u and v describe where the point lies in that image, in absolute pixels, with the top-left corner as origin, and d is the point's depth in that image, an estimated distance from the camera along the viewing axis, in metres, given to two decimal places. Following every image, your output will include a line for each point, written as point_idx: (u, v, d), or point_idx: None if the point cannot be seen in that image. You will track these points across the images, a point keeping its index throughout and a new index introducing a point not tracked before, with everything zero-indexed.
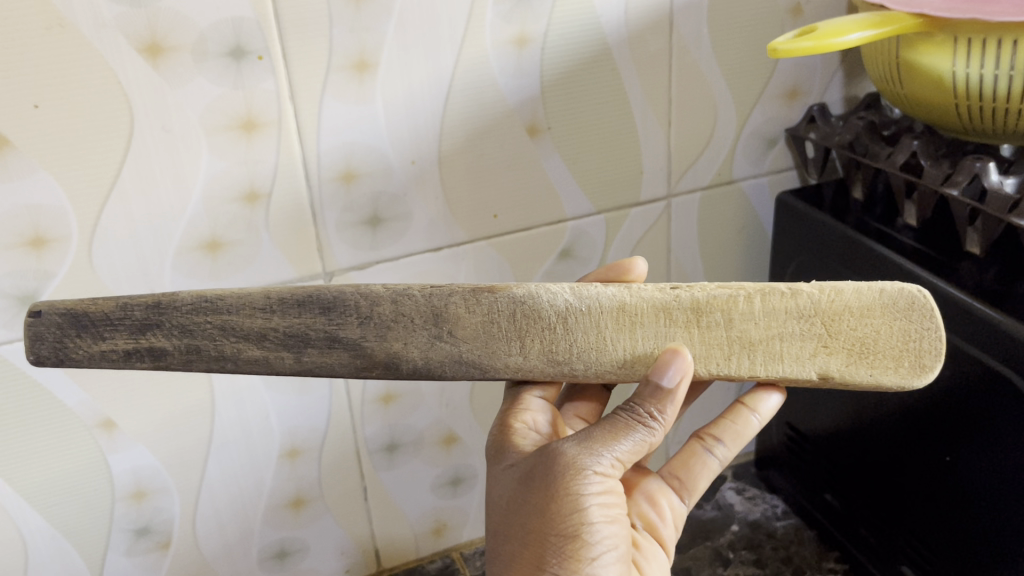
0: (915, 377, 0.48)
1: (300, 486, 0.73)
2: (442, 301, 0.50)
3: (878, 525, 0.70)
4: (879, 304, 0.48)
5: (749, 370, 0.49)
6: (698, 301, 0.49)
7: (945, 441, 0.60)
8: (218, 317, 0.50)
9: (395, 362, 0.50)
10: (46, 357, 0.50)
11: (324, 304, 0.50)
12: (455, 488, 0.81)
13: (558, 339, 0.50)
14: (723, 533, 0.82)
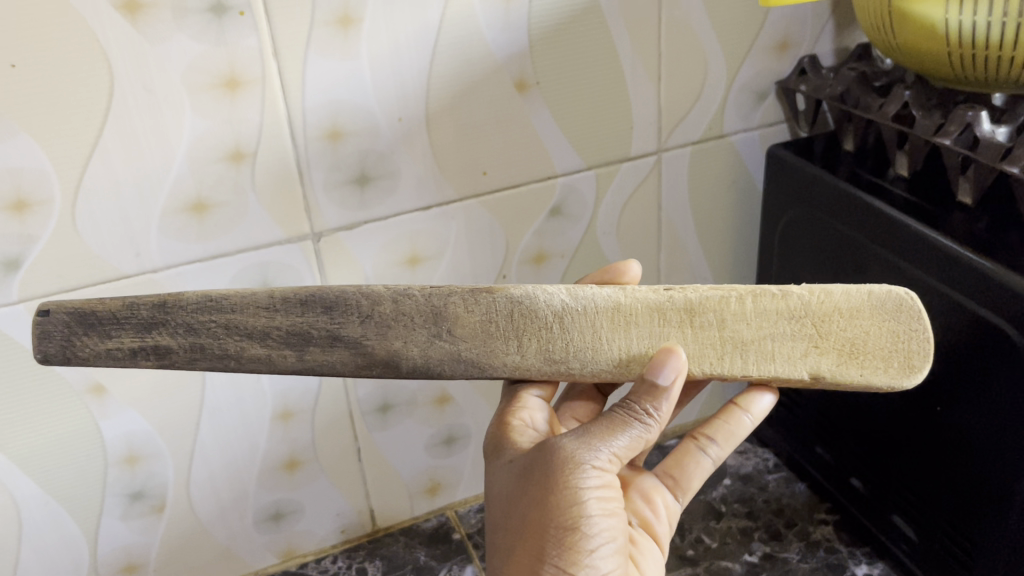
0: (904, 377, 0.49)
1: (294, 447, 0.73)
2: (442, 301, 0.51)
3: (869, 476, 0.71)
4: (867, 305, 0.50)
5: (742, 370, 0.50)
6: (692, 302, 0.51)
7: (936, 392, 0.61)
8: (224, 317, 0.50)
9: (396, 360, 0.51)
10: (54, 355, 0.50)
11: (326, 303, 0.51)
12: (449, 447, 0.80)
13: (555, 338, 0.51)
14: (715, 487, 0.83)
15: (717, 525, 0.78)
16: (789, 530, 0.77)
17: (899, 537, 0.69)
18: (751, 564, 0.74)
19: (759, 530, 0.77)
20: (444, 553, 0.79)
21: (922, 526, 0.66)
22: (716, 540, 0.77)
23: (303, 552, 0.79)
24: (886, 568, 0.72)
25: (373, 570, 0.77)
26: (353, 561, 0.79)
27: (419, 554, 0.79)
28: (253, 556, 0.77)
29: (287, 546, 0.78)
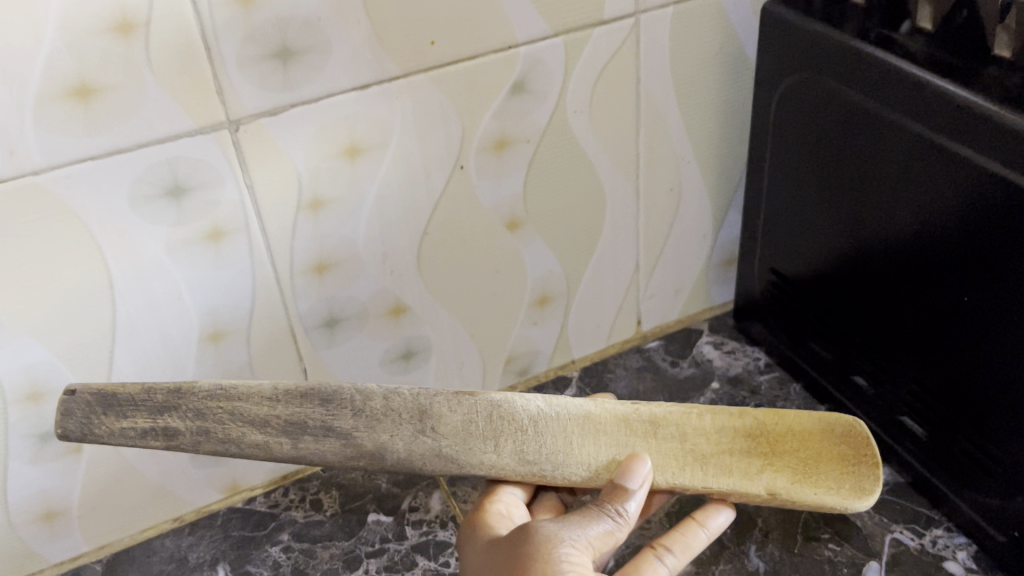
0: (858, 497, 0.49)
1: (229, 372, 0.64)
2: (427, 401, 0.53)
3: (877, 375, 0.64)
4: (820, 431, 0.51)
5: (702, 481, 0.51)
6: (656, 417, 0.53)
7: (962, 278, 0.53)
8: (229, 404, 0.52)
9: (382, 453, 0.51)
10: (72, 431, 0.52)
11: (323, 396, 0.52)
12: (407, 362, 0.71)
13: (529, 441, 0.51)
14: (702, 391, 0.76)
15: None
16: None
17: (907, 438, 0.63)
18: None
19: None
20: (408, 479, 0.71)
21: (937, 429, 0.60)
22: None
23: (250, 486, 0.71)
24: (892, 472, 0.67)
25: (330, 502, 0.70)
26: (306, 493, 0.71)
27: (380, 481, 0.71)
28: (193, 494, 0.68)
29: (231, 480, 0.69)
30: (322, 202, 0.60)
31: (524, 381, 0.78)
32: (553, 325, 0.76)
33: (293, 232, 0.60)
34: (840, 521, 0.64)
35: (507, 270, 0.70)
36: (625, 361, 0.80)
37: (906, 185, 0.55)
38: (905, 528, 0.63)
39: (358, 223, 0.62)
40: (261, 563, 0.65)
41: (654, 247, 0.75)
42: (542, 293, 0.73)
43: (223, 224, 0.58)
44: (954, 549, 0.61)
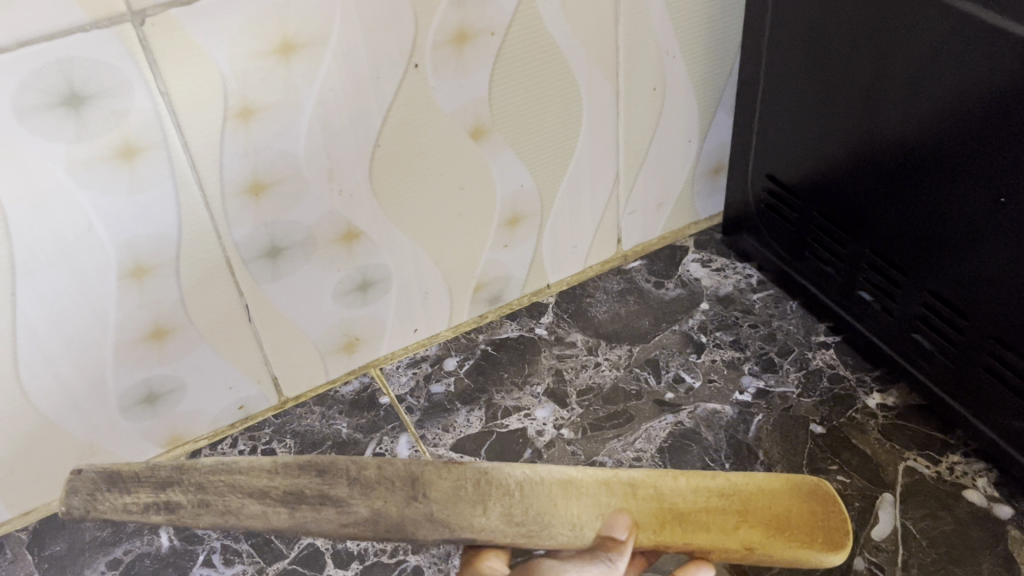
0: (831, 552, 0.46)
1: (159, 312, 0.56)
2: (418, 468, 0.49)
3: (886, 289, 0.58)
4: (789, 485, 0.48)
5: (683, 537, 0.46)
6: (633, 480, 0.49)
7: (997, 176, 0.46)
8: (229, 477, 0.48)
9: (376, 519, 0.47)
10: (75, 509, 0.47)
11: (318, 466, 0.49)
12: (364, 294, 0.63)
13: (516, 503, 0.47)
14: (691, 313, 0.69)
15: (699, 360, 0.65)
16: (785, 359, 0.65)
17: (921, 357, 0.58)
18: (743, 404, 0.62)
19: (749, 363, 0.65)
20: (370, 423, 0.64)
21: (956, 347, 0.54)
22: (699, 379, 0.64)
23: (194, 438, 0.63)
24: (901, 394, 0.61)
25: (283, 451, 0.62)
26: (257, 442, 0.63)
27: (340, 426, 0.64)
28: (129, 451, 0.61)
29: (171, 433, 0.62)
30: (254, 110, 0.50)
31: (496, 310, 0.71)
32: (526, 247, 0.68)
33: (221, 147, 0.51)
34: (848, 450, 0.58)
35: (472, 186, 0.62)
36: (605, 285, 0.73)
37: (930, 73, 0.48)
38: (919, 455, 0.57)
39: (297, 134, 0.52)
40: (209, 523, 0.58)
41: (636, 156, 0.67)
42: (512, 211, 0.65)
43: (135, 138, 0.48)
44: (973, 477, 0.55)
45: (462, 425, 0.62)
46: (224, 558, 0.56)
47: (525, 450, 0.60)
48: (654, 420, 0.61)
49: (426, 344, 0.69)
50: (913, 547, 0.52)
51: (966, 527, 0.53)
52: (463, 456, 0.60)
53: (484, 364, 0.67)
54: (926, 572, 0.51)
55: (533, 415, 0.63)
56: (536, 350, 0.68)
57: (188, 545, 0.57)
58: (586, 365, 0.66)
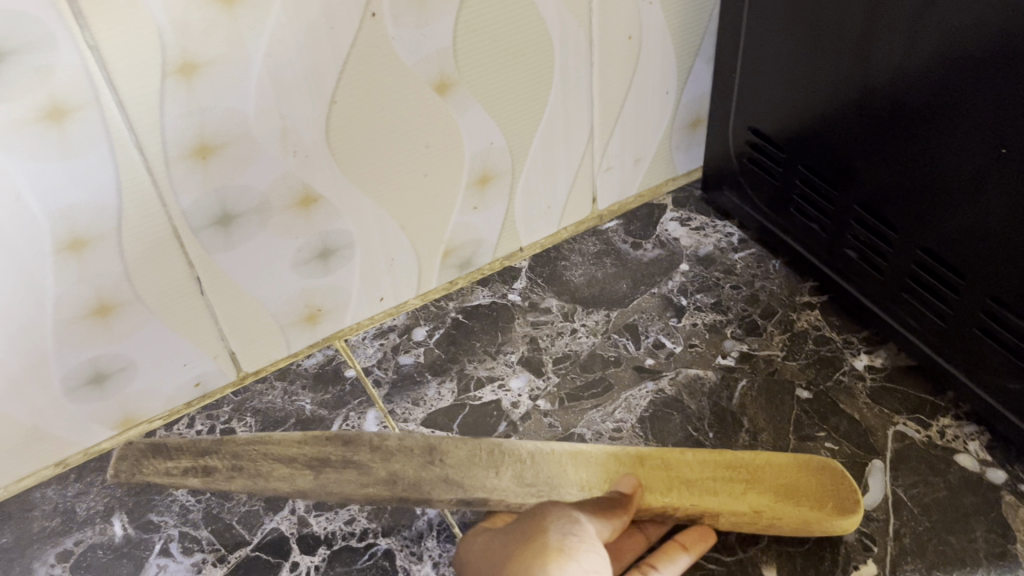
0: (841, 515, 0.48)
1: (102, 287, 0.52)
2: (437, 440, 0.55)
3: (876, 246, 0.55)
4: (794, 458, 0.51)
5: (690, 501, 0.49)
6: (643, 452, 0.52)
7: (1001, 122, 0.43)
8: (262, 444, 0.56)
9: (393, 480, 0.53)
10: (123, 471, 0.57)
11: (345, 437, 0.55)
12: (326, 262, 0.59)
13: (527, 467, 0.53)
14: (671, 275, 0.66)
15: (679, 324, 0.62)
16: (769, 321, 0.62)
17: (912, 317, 0.55)
18: (727, 369, 0.59)
19: (732, 325, 0.62)
20: (336, 399, 0.60)
21: (950, 307, 0.52)
22: (680, 344, 0.61)
23: (147, 418, 0.59)
24: (890, 356, 0.59)
25: (244, 430, 0.59)
26: (216, 422, 0.60)
27: (304, 402, 0.60)
28: (77, 435, 0.57)
29: (122, 414, 0.58)
30: (196, 65, 0.46)
31: (467, 276, 0.67)
32: (497, 208, 0.65)
33: (162, 106, 0.46)
34: (836, 415, 0.56)
35: (438, 145, 0.58)
36: (580, 247, 0.69)
37: (932, 12, 0.44)
38: (909, 419, 0.55)
39: (245, 91, 0.48)
40: (166, 510, 0.55)
41: (611, 110, 0.64)
42: (482, 170, 0.61)
43: (63, 98, 0.44)
44: (965, 441, 0.53)
45: (433, 398, 0.59)
46: (182, 547, 0.53)
47: (500, 423, 0.57)
48: (634, 388, 0.58)
49: (394, 313, 0.66)
50: (905, 516, 0.50)
51: (958, 493, 0.51)
52: (435, 432, 0.57)
53: (454, 333, 0.64)
54: (919, 542, 0.49)
55: (507, 386, 0.60)
56: (509, 317, 0.65)
57: (143, 533, 0.54)
58: (562, 332, 0.63)
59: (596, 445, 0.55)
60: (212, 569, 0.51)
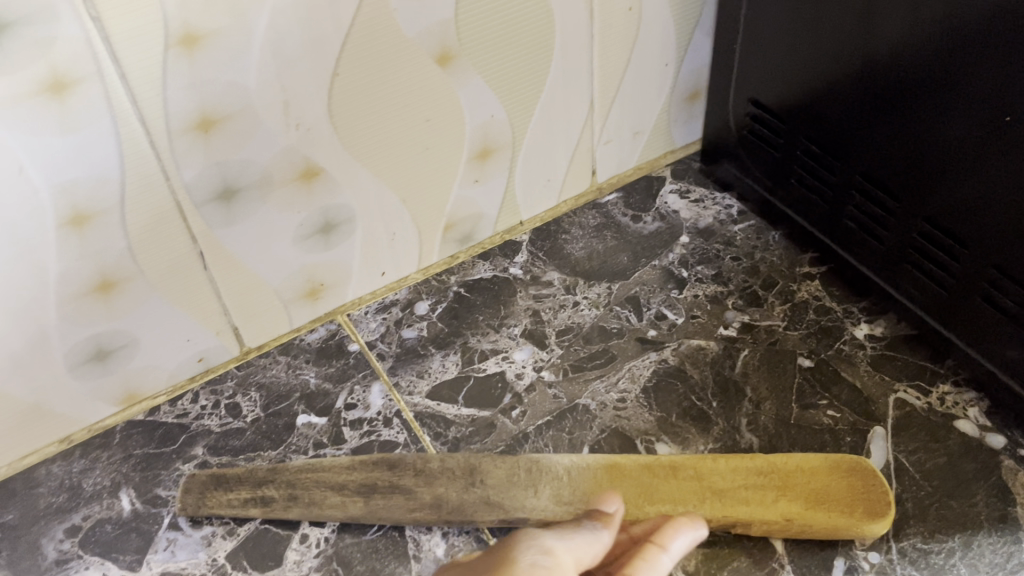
0: (872, 520, 0.47)
1: (104, 263, 0.51)
2: (477, 459, 0.52)
3: (878, 215, 0.56)
4: (825, 465, 0.50)
5: (722, 511, 0.48)
6: (675, 462, 0.51)
7: (1004, 91, 0.44)
8: (313, 473, 0.52)
9: (438, 503, 0.50)
10: (189, 507, 0.52)
11: (388, 461, 0.52)
12: (328, 237, 0.59)
13: (563, 484, 0.50)
14: (671, 248, 0.66)
15: (681, 296, 0.63)
16: (769, 292, 0.62)
17: (913, 286, 0.56)
18: (729, 339, 0.59)
19: (732, 296, 0.62)
20: (340, 373, 0.60)
21: (951, 276, 0.52)
22: (682, 315, 0.61)
23: (151, 394, 0.59)
24: (890, 325, 0.59)
25: (248, 405, 0.59)
26: (220, 397, 0.60)
27: (308, 376, 0.60)
28: (81, 412, 0.57)
29: (125, 390, 0.58)
30: (198, 37, 0.45)
31: (468, 250, 0.67)
32: (498, 182, 0.64)
33: (164, 78, 0.46)
34: (837, 384, 0.56)
35: (439, 118, 0.58)
36: (580, 220, 0.69)
37: None
38: (909, 386, 0.56)
39: (247, 64, 0.48)
40: (173, 484, 0.55)
41: (611, 82, 0.64)
42: (482, 144, 0.61)
43: (64, 70, 0.43)
44: (965, 407, 0.54)
45: (438, 371, 0.60)
46: (191, 522, 0.53)
47: (505, 395, 0.57)
48: (637, 359, 0.59)
49: (396, 288, 0.65)
50: (906, 480, 0.51)
51: (959, 459, 0.52)
52: (440, 404, 0.57)
53: (457, 307, 0.64)
54: (922, 507, 0.50)
55: (511, 358, 0.60)
56: (511, 290, 0.65)
57: (151, 508, 0.54)
58: (565, 305, 0.63)
59: (601, 416, 0.56)
60: (222, 542, 0.52)
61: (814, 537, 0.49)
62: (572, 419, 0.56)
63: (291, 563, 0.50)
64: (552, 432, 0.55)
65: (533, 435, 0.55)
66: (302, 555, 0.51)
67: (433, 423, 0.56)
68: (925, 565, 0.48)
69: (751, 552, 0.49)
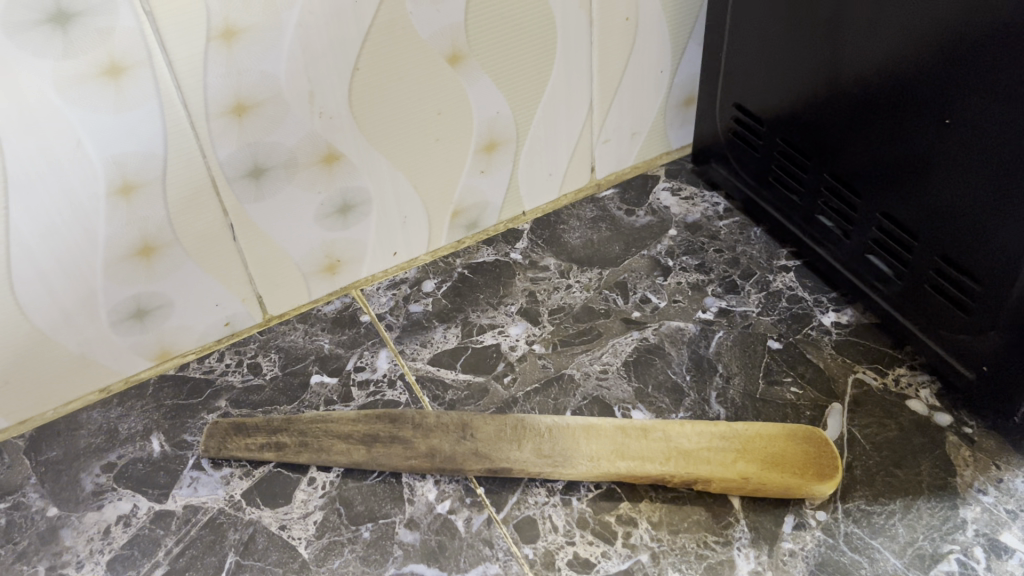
0: (820, 481, 0.53)
1: (146, 229, 0.58)
2: (469, 416, 0.57)
3: (845, 212, 0.61)
4: (782, 432, 0.55)
5: (685, 469, 0.54)
6: (646, 424, 0.56)
7: (946, 97, 0.49)
8: (323, 423, 0.58)
9: (432, 454, 0.56)
10: (213, 449, 0.59)
11: (391, 415, 0.58)
12: (345, 216, 0.65)
13: (544, 441, 0.56)
14: (660, 239, 0.72)
15: (665, 282, 0.68)
16: (747, 281, 0.68)
17: (876, 278, 0.61)
18: (706, 322, 0.65)
19: (713, 284, 0.68)
20: (352, 339, 0.67)
21: (907, 267, 0.57)
22: (665, 299, 0.67)
23: (181, 353, 0.66)
24: (856, 314, 0.64)
25: (269, 365, 0.65)
26: (243, 356, 0.66)
27: (323, 342, 0.67)
28: (120, 365, 0.64)
29: (160, 347, 0.64)
30: (236, 31, 0.52)
31: (474, 236, 0.73)
32: (502, 173, 0.70)
33: (205, 67, 0.53)
34: (802, 364, 0.61)
35: (449, 112, 0.64)
36: (578, 212, 0.75)
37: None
38: (868, 368, 0.61)
39: (278, 56, 0.54)
40: (198, 431, 0.61)
41: (609, 85, 0.70)
42: (489, 137, 0.67)
43: (121, 56, 0.50)
44: (917, 388, 0.59)
45: (439, 340, 0.66)
46: (213, 463, 0.59)
47: (499, 364, 0.63)
48: (621, 336, 0.64)
49: (406, 267, 0.72)
50: (857, 450, 0.56)
51: (909, 434, 0.57)
52: (440, 369, 0.63)
53: (460, 286, 0.70)
54: (869, 473, 0.55)
55: (507, 332, 0.66)
56: (511, 273, 0.71)
57: (178, 450, 0.60)
58: (558, 287, 0.69)
59: (584, 384, 0.61)
60: (239, 481, 0.58)
61: (769, 495, 0.54)
62: (558, 386, 0.61)
63: (299, 502, 0.56)
64: (539, 397, 0.61)
65: (521, 400, 0.61)
66: (310, 495, 0.57)
67: (432, 385, 0.62)
68: (867, 524, 0.53)
69: (711, 506, 0.54)
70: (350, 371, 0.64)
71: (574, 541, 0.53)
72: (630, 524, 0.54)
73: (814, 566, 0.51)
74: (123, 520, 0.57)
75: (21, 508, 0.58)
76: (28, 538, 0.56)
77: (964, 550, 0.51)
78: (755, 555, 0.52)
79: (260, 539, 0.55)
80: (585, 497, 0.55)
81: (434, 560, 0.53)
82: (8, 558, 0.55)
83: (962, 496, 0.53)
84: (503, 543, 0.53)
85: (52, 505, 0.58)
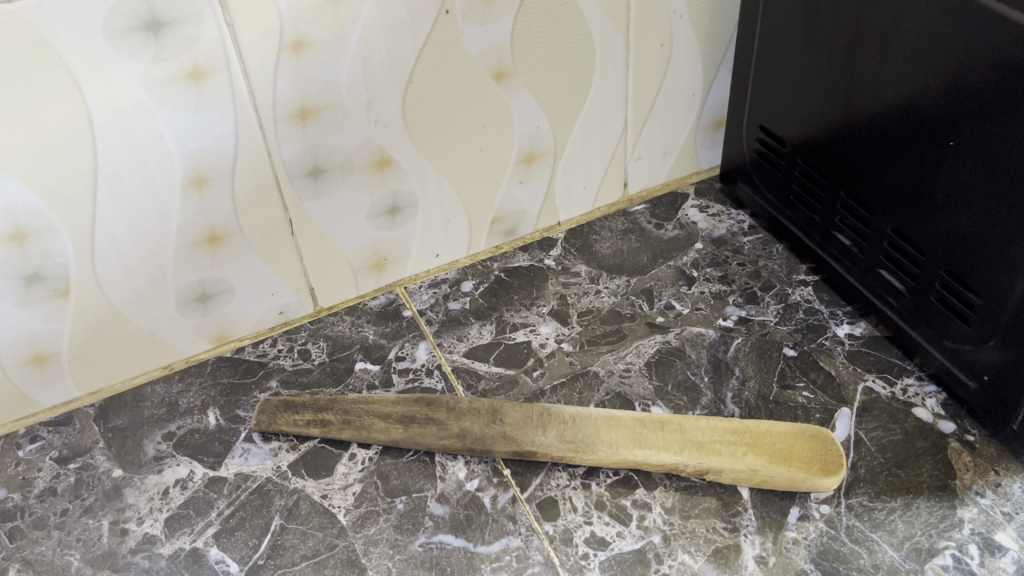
0: (825, 475, 0.56)
1: (214, 220, 0.64)
2: (499, 403, 0.62)
3: (861, 229, 0.65)
4: (791, 431, 0.58)
5: (698, 459, 0.58)
6: (664, 418, 0.60)
7: (950, 122, 0.53)
8: (366, 404, 0.63)
9: (464, 435, 0.60)
10: (264, 424, 0.64)
11: (427, 399, 0.63)
12: (394, 216, 0.71)
13: (567, 428, 0.60)
14: (686, 251, 0.76)
15: (689, 291, 0.72)
16: (767, 293, 0.72)
17: (887, 292, 0.64)
18: (726, 329, 0.69)
19: (734, 294, 0.72)
20: (394, 332, 0.72)
21: (916, 281, 0.61)
22: (688, 306, 0.71)
23: (238, 337, 0.71)
24: (869, 327, 0.68)
25: (317, 351, 0.71)
26: (294, 343, 0.72)
27: (367, 333, 0.72)
28: (183, 345, 0.69)
29: (219, 331, 0.70)
30: (305, 43, 0.58)
31: (511, 242, 0.78)
32: (540, 185, 0.75)
33: (276, 74, 0.59)
34: (814, 370, 0.65)
35: (493, 124, 0.69)
36: (610, 224, 0.80)
37: (902, 33, 0.54)
38: (878, 377, 0.64)
39: (340, 67, 0.60)
40: (250, 408, 0.67)
41: (643, 106, 0.74)
42: (529, 149, 0.72)
43: (203, 62, 0.56)
44: (923, 398, 0.62)
45: (475, 336, 0.71)
46: (263, 436, 0.64)
47: (529, 358, 0.68)
48: (645, 339, 0.69)
49: (447, 269, 0.77)
50: (863, 451, 0.60)
51: (913, 438, 0.60)
52: (474, 361, 0.68)
53: (496, 287, 0.75)
54: (873, 472, 0.58)
55: (538, 331, 0.70)
56: (544, 277, 0.75)
57: (232, 424, 0.66)
58: (588, 292, 0.73)
59: (608, 380, 0.66)
60: (286, 454, 0.63)
61: (776, 487, 0.57)
62: (583, 381, 0.66)
63: (340, 474, 0.61)
64: (564, 391, 0.65)
65: (549, 392, 0.65)
66: (350, 468, 0.62)
67: (467, 375, 0.67)
68: (868, 518, 0.56)
69: (721, 496, 0.58)
70: (391, 359, 0.69)
71: (592, 521, 0.57)
72: (645, 508, 0.58)
73: (815, 554, 0.54)
74: (180, 483, 0.62)
75: (89, 468, 0.64)
76: (94, 495, 0.62)
77: (959, 546, 0.54)
78: (760, 541, 0.55)
79: (303, 505, 0.60)
80: (604, 482, 0.59)
81: (461, 532, 0.57)
82: (76, 511, 0.61)
83: (961, 496, 0.57)
84: (526, 520, 0.58)
85: (117, 467, 0.64)
